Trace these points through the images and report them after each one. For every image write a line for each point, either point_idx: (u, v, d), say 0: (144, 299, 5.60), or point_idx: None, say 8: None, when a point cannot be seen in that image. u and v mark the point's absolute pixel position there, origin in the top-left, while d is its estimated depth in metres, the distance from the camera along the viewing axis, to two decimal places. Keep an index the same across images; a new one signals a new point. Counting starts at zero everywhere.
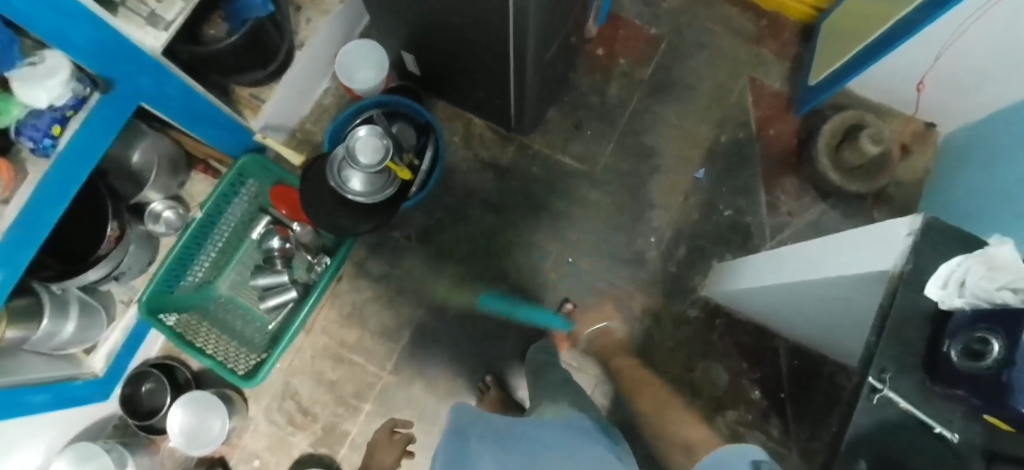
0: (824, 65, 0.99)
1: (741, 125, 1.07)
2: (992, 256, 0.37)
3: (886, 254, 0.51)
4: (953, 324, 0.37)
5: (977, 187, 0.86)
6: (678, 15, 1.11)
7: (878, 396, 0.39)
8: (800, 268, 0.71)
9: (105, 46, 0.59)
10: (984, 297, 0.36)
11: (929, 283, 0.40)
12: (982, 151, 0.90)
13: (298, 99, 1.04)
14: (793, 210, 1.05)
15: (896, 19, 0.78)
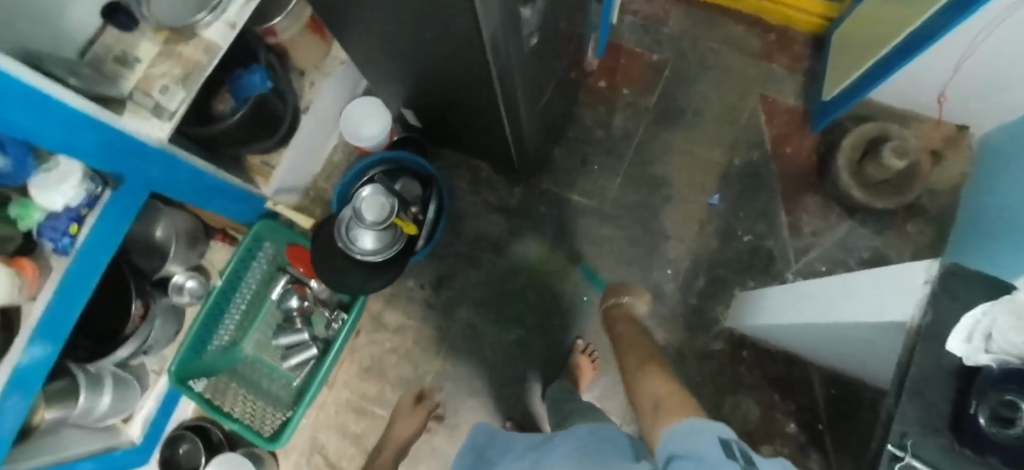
0: (838, 77, 0.94)
1: (755, 145, 1.04)
2: (1017, 302, 0.32)
3: (902, 302, 0.50)
4: (980, 383, 0.32)
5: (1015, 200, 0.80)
6: (681, 37, 1.09)
7: (900, 464, 0.34)
8: (824, 309, 0.68)
9: (117, 147, 0.61)
10: (1013, 353, 0.31)
11: (951, 336, 0.35)
12: (1016, 155, 0.83)
13: (309, 159, 1.07)
14: (818, 229, 1.00)
15: (910, 29, 0.73)
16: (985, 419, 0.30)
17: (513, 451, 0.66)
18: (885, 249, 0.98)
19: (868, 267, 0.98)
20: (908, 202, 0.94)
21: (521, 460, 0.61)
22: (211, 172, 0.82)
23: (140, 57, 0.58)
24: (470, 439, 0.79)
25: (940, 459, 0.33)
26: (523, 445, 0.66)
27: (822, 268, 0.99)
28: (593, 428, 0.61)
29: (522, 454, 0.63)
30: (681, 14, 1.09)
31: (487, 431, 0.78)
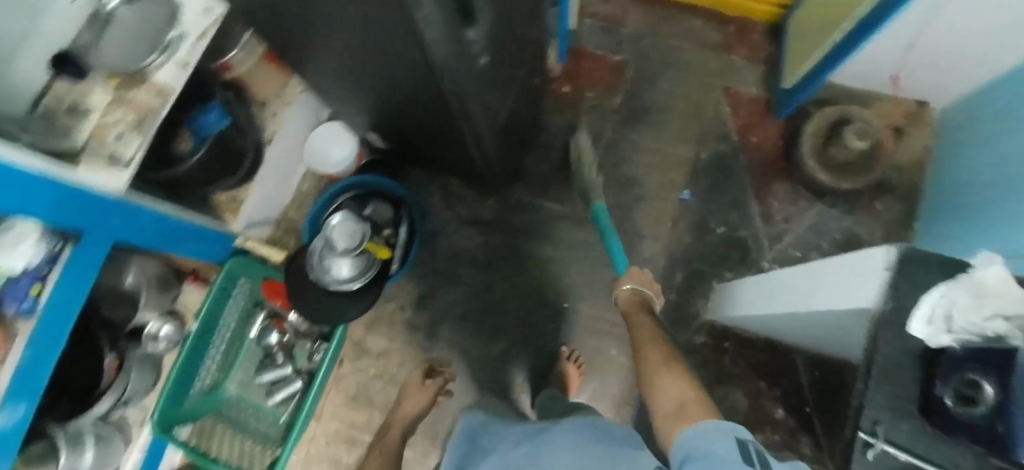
0: (796, 64, 0.95)
1: (720, 138, 1.05)
2: (980, 282, 0.33)
3: (868, 287, 0.50)
4: (945, 363, 0.34)
5: (986, 170, 0.81)
6: (641, 35, 1.09)
7: (873, 450, 0.36)
8: (795, 299, 0.69)
9: (77, 205, 0.61)
10: (974, 331, 0.32)
11: (913, 320, 0.37)
12: (982, 126, 0.85)
13: (277, 190, 1.05)
14: (790, 215, 1.01)
15: (859, 15, 0.74)
16: (953, 400, 0.32)
17: (513, 439, 0.67)
18: (857, 229, 0.99)
19: (842, 248, 0.99)
20: (873, 181, 0.95)
21: (524, 448, 0.61)
22: (178, 215, 0.81)
23: (92, 106, 0.56)
24: (464, 428, 0.80)
25: (917, 444, 0.35)
26: (524, 432, 0.67)
27: (796, 253, 1.00)
28: (593, 420, 0.62)
29: (523, 441, 0.63)
30: (639, 13, 1.10)
31: (482, 421, 0.80)
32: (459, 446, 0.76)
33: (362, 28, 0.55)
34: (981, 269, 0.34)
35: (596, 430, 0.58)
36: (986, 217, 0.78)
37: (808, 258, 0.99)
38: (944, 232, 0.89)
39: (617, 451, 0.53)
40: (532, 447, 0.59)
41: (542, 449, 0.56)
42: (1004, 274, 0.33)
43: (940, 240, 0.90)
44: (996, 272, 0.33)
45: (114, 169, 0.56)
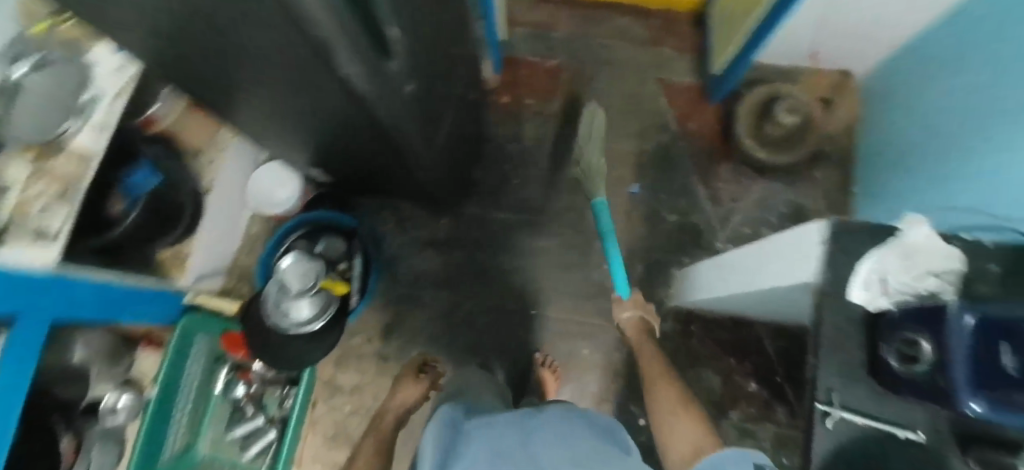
0: (721, 51, 0.98)
1: (659, 129, 1.08)
2: (906, 245, 0.44)
3: (803, 263, 0.53)
4: (886, 323, 0.43)
5: (921, 133, 0.84)
6: (572, 38, 1.11)
7: (829, 419, 0.44)
8: (738, 282, 0.71)
9: (10, 286, 0.58)
10: (909, 290, 0.42)
11: (853, 287, 0.46)
12: (905, 90, 0.89)
13: (224, 238, 1.04)
14: (735, 195, 1.04)
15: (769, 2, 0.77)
16: (898, 358, 0.39)
17: (502, 423, 0.66)
18: (799, 199, 1.03)
19: (789, 220, 1.02)
20: (809, 152, 0.99)
21: (506, 435, 0.61)
22: (120, 281, 0.78)
23: (9, 181, 0.50)
24: (442, 413, 0.69)
25: (865, 406, 0.45)
26: (513, 419, 0.66)
27: (747, 230, 1.03)
28: (563, 409, 0.70)
29: (508, 427, 0.64)
30: (568, 16, 1.12)
31: (462, 409, 0.74)
32: (441, 424, 0.66)
33: (277, 77, 0.55)
34: (903, 234, 0.44)
35: (561, 416, 0.67)
36: (932, 183, 0.80)
37: (758, 234, 1.02)
38: (887, 193, 0.92)
39: (596, 441, 0.63)
40: (518, 435, 0.61)
41: (532, 442, 0.59)
42: (926, 236, 0.43)
43: (878, 201, 0.94)
44: (918, 235, 0.43)
45: (41, 243, 0.50)
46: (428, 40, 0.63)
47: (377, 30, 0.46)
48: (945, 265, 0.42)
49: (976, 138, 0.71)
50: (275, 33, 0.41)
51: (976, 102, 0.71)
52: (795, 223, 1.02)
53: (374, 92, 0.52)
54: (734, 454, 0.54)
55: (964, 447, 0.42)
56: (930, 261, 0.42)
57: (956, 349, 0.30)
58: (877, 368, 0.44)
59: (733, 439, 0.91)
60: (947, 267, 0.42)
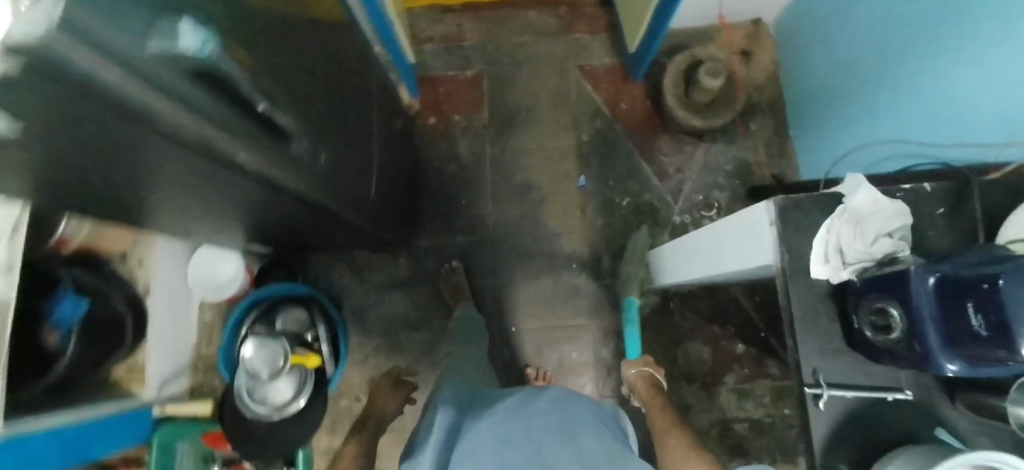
0: (632, 31, 0.98)
1: (592, 116, 1.08)
2: (855, 216, 0.48)
3: (755, 245, 0.55)
4: (853, 293, 0.46)
5: (844, 66, 0.84)
6: (483, 44, 1.10)
7: (822, 399, 0.46)
8: (704, 265, 0.71)
9: None
10: (867, 260, 0.47)
11: (816, 264, 0.49)
12: (818, 26, 0.89)
13: (179, 334, 0.99)
14: (680, 164, 1.05)
15: None
16: (871, 330, 0.44)
17: (506, 407, 0.65)
18: (741, 154, 1.04)
19: (736, 177, 1.04)
20: (740, 108, 0.99)
21: (512, 422, 0.61)
22: (82, 417, 0.73)
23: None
24: (448, 402, 0.70)
25: (846, 379, 0.47)
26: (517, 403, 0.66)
27: (699, 196, 1.03)
28: (558, 390, 0.71)
29: (512, 412, 0.64)
30: (473, 23, 1.09)
31: (469, 393, 0.74)
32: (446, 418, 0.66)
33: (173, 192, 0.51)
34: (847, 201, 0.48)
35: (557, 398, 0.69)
36: (866, 113, 0.80)
37: (710, 198, 1.03)
38: (821, 132, 0.94)
39: (604, 443, 0.62)
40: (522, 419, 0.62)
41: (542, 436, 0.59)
42: (868, 201, 0.47)
43: (812, 142, 0.97)
44: (860, 201, 0.47)
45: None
46: (327, 100, 0.60)
47: (271, 123, 0.42)
48: (891, 223, 0.47)
49: (899, 58, 0.70)
50: (154, 163, 0.37)
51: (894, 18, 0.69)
52: (743, 179, 1.04)
53: (278, 172, 0.46)
54: None
55: (951, 391, 0.45)
56: (879, 224, 0.46)
57: (923, 306, 0.39)
58: (855, 340, 0.47)
59: (732, 402, 0.93)
60: (892, 222, 0.47)
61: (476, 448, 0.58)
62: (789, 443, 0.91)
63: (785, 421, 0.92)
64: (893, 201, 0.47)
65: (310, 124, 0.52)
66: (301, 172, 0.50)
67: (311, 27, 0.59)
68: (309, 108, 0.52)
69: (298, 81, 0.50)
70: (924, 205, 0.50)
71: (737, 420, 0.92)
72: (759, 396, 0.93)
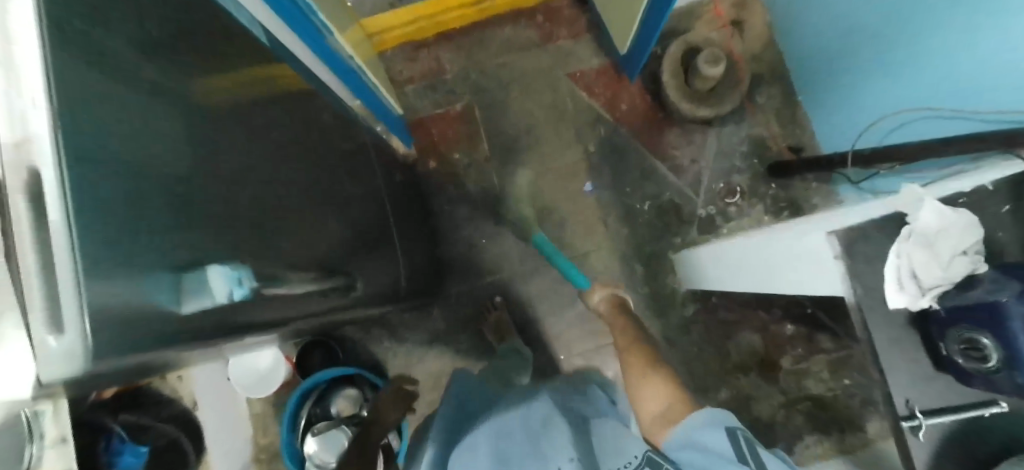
0: (621, 31, 0.94)
1: (594, 123, 1.03)
2: (925, 239, 0.48)
3: (821, 275, 0.56)
4: (938, 320, 0.48)
5: (851, 27, 0.80)
6: (467, 74, 1.06)
7: (918, 426, 0.48)
8: (760, 282, 0.73)
9: None
10: (942, 282, 0.48)
11: (892, 294, 0.50)
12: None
13: (230, 433, 0.96)
14: (693, 155, 1.01)
15: None
16: (961, 357, 0.46)
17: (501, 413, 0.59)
18: (754, 132, 1.01)
19: (753, 157, 1.01)
20: (744, 88, 0.96)
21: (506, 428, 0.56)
22: None
23: None
24: (450, 401, 0.68)
25: (936, 402, 0.49)
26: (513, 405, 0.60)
27: (720, 184, 1.01)
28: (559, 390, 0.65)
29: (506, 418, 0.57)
30: (452, 54, 1.07)
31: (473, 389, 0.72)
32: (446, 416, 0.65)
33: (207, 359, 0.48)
34: (913, 223, 0.50)
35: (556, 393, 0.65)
36: (883, 74, 0.77)
37: (731, 184, 1.01)
38: (832, 99, 0.92)
39: None
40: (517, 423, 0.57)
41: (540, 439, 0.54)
42: (936, 221, 0.48)
43: (823, 108, 0.95)
44: (927, 222, 0.49)
45: None
46: (327, 210, 0.56)
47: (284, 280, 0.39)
48: (965, 240, 0.47)
49: (900, 12, 0.68)
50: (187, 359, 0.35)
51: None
52: (761, 157, 1.01)
53: (290, 315, 0.42)
54: (707, 418, 0.52)
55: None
56: (950, 244, 0.47)
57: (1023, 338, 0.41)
58: (944, 364, 0.49)
59: (791, 383, 0.95)
60: (964, 239, 0.47)
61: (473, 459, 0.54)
62: (854, 412, 0.93)
63: (847, 392, 0.94)
64: (961, 216, 0.48)
65: (313, 248, 0.49)
66: (318, 290, 0.47)
67: (303, 138, 0.56)
68: (310, 231, 0.49)
69: (294, 209, 0.47)
70: (988, 203, 0.51)
71: (801, 400, 0.94)
72: (817, 373, 0.95)
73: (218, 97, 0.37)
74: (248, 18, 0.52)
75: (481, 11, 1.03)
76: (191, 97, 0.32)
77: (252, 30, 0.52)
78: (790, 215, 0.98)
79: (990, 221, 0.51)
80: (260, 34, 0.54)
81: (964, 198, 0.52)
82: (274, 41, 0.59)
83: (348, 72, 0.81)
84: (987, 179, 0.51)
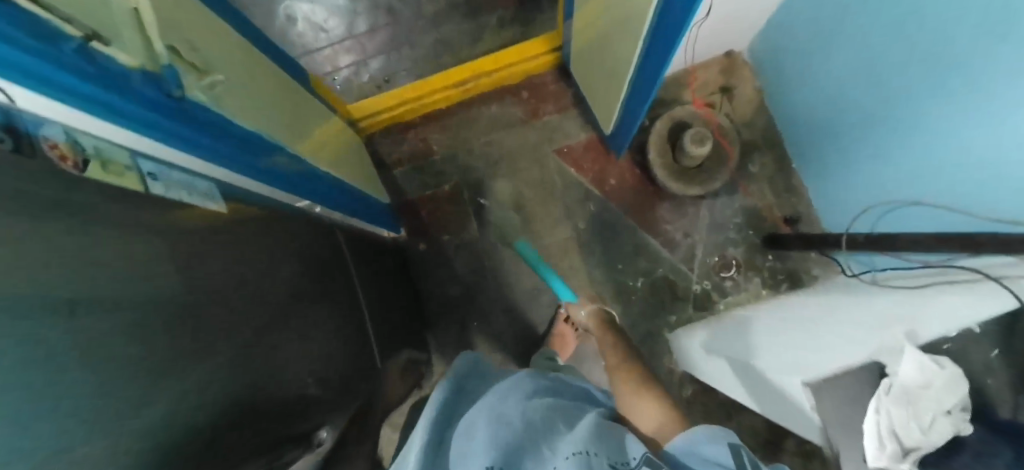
0: (603, 111, 0.95)
1: (583, 199, 1.05)
2: (906, 396, 0.49)
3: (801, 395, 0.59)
4: None
5: (839, 99, 0.78)
6: (456, 154, 1.09)
7: None
8: (759, 394, 0.73)
9: None
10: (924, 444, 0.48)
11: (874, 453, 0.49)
12: (807, 46, 0.80)
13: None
14: (685, 229, 1.01)
15: (631, 69, 0.73)
16: None
17: (499, 394, 0.51)
18: (747, 202, 1.00)
19: (746, 228, 1.00)
20: (734, 162, 0.96)
21: (506, 409, 0.48)
22: None
23: None
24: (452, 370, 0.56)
25: None
26: (517, 392, 0.53)
27: (714, 258, 1.00)
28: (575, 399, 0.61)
29: (507, 400, 0.50)
30: (438, 135, 1.10)
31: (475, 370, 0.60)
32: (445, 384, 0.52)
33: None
34: (894, 376, 0.51)
35: (552, 388, 0.60)
36: (887, 155, 0.71)
37: (726, 256, 1.00)
38: (828, 171, 0.89)
39: None
40: (520, 408, 0.49)
41: (542, 432, 0.46)
42: (916, 378, 0.49)
43: (817, 180, 0.93)
44: (908, 376, 0.50)
45: None
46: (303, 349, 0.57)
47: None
48: (945, 401, 0.48)
49: (915, 91, 0.61)
50: None
51: (874, 48, 0.65)
52: (755, 228, 1.00)
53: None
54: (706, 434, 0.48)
55: None
56: (931, 406, 0.48)
57: None
58: None
59: (798, 465, 0.92)
60: (946, 400, 0.48)
61: (471, 436, 0.44)
62: None
63: None
64: (943, 374, 0.48)
65: (266, 408, 0.47)
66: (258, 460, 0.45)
67: (286, 287, 0.57)
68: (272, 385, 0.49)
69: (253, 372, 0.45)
70: (975, 346, 0.49)
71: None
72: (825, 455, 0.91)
73: (204, 308, 0.40)
74: (206, 188, 0.49)
75: (466, 92, 1.07)
76: (168, 319, 0.35)
77: (212, 200, 0.49)
78: (789, 287, 0.97)
79: (978, 365, 0.50)
80: (220, 196, 0.51)
81: (947, 344, 0.51)
82: (238, 193, 0.56)
83: (325, 185, 0.76)
84: (971, 321, 0.50)
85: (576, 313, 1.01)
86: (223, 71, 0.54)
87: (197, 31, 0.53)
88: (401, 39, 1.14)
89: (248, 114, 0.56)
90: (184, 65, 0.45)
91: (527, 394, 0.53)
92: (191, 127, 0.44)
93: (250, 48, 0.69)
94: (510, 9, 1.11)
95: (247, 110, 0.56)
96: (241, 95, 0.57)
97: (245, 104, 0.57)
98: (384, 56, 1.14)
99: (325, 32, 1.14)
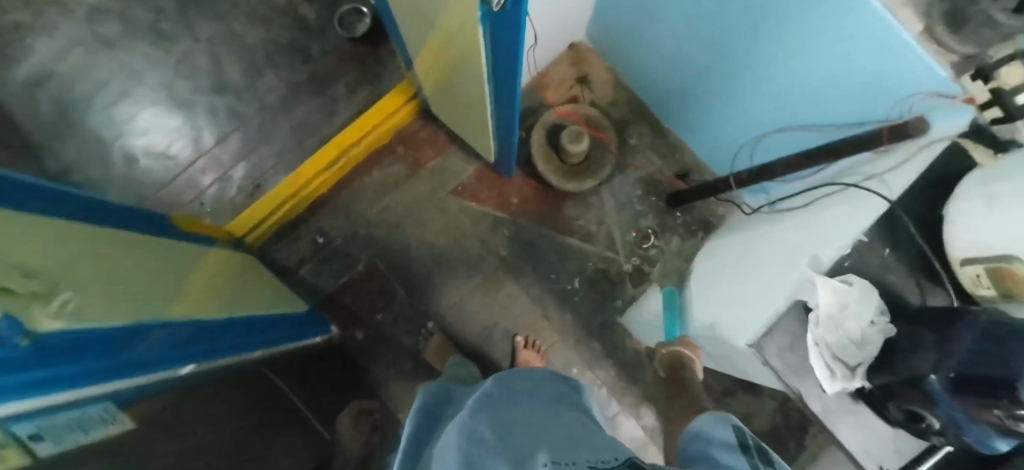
0: (482, 143, 0.93)
1: (495, 227, 1.03)
2: (832, 320, 0.50)
3: (745, 321, 0.59)
4: (873, 394, 0.50)
5: (685, 58, 0.79)
6: (356, 233, 1.03)
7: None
8: (711, 345, 0.73)
9: None
10: (858, 357, 0.50)
11: (824, 381, 0.50)
12: (640, 9, 0.78)
13: None
14: (598, 217, 1.02)
15: (488, 98, 0.71)
16: (903, 417, 0.47)
17: (470, 409, 0.51)
18: (641, 173, 1.03)
19: (649, 196, 1.03)
20: (613, 146, 1.01)
21: (478, 425, 0.47)
22: None
23: None
24: (420, 395, 0.60)
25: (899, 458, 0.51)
26: (491, 401, 0.54)
27: (633, 233, 1.02)
28: (550, 391, 0.60)
29: (478, 413, 0.50)
30: (332, 220, 1.03)
31: (442, 392, 0.64)
32: (414, 417, 0.56)
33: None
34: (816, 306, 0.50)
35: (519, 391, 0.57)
36: (739, 99, 0.75)
37: (642, 228, 1.02)
38: (696, 124, 0.92)
39: None
40: (493, 419, 0.48)
41: (517, 433, 0.45)
42: (833, 305, 0.49)
43: (693, 135, 0.96)
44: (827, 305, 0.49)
45: None
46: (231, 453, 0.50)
47: None
48: (864, 312, 0.50)
49: (759, 32, 0.60)
50: None
51: (703, 12, 0.66)
52: (657, 193, 1.03)
53: None
54: (710, 419, 0.46)
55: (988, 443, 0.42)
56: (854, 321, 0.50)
57: (939, 401, 0.42)
58: (892, 420, 0.49)
59: None
60: (862, 309, 0.50)
61: (446, 456, 0.44)
62: None
63: None
64: (853, 288, 0.49)
65: None
66: None
67: (232, 431, 0.53)
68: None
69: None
70: (872, 252, 0.51)
71: None
72: None
73: None
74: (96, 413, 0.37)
75: (341, 169, 1.02)
76: None
77: (110, 421, 0.38)
78: (705, 233, 1.01)
79: (878, 268, 0.51)
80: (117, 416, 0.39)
81: (848, 261, 0.51)
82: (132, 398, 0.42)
83: (223, 330, 0.65)
84: (859, 233, 0.50)
85: (532, 337, 0.97)
86: (63, 275, 0.41)
87: (6, 242, 0.39)
88: (255, 138, 1.06)
89: (110, 308, 0.44)
90: (15, 298, 0.33)
91: (496, 400, 0.54)
92: (43, 360, 0.32)
93: (66, 225, 0.55)
94: (354, 73, 1.08)
95: (111, 302, 0.45)
96: (95, 287, 0.45)
97: (101, 296, 0.44)
98: (243, 161, 1.06)
99: (171, 159, 1.03)
